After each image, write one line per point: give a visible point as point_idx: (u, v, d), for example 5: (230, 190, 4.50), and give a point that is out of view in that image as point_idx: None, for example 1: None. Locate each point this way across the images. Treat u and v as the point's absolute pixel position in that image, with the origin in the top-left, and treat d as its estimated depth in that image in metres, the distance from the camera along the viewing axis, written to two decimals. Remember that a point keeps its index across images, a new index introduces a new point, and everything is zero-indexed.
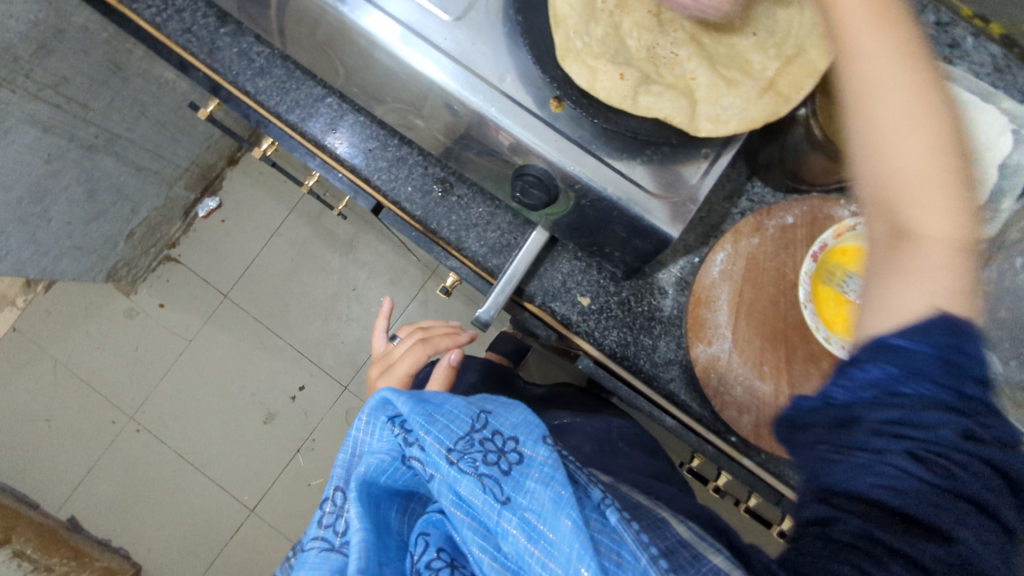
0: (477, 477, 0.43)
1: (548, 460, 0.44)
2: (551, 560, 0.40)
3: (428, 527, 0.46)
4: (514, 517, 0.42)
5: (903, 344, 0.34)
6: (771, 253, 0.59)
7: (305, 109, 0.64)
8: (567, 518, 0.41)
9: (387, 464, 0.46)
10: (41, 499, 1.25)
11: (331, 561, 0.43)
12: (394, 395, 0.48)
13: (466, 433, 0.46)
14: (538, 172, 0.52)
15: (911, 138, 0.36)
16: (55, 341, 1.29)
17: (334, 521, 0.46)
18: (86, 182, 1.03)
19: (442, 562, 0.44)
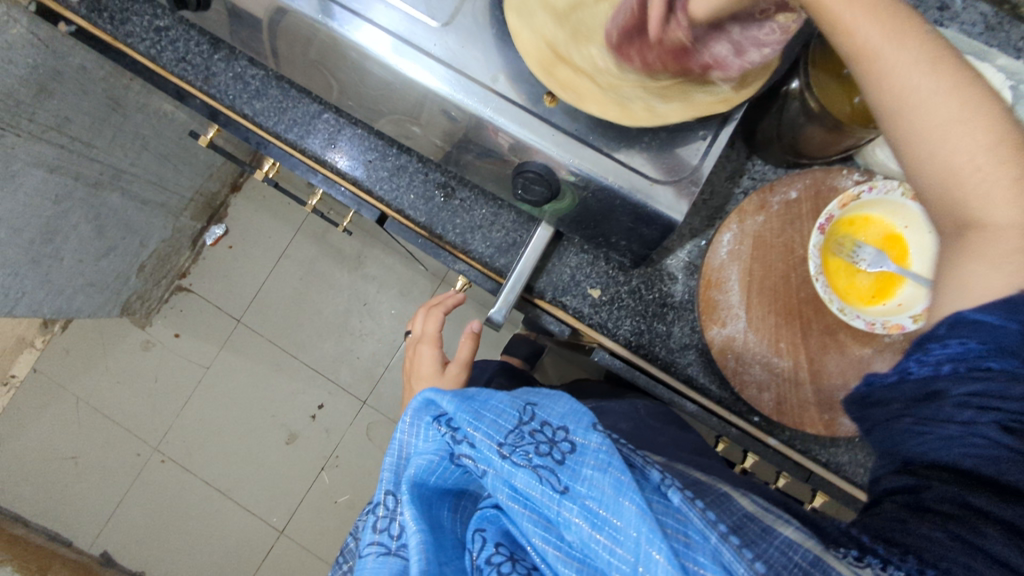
0: (532, 469, 0.44)
1: (601, 445, 0.44)
2: (617, 546, 0.40)
3: (484, 522, 0.47)
4: (575, 505, 0.42)
5: (981, 319, 0.35)
6: (778, 230, 0.59)
7: (303, 127, 0.64)
8: (629, 505, 0.41)
9: (436, 464, 0.48)
10: (73, 536, 1.27)
11: (391, 564, 0.46)
12: (438, 395, 0.49)
13: (515, 426, 0.47)
14: (538, 168, 0.53)
15: (959, 130, 0.37)
16: (76, 379, 1.30)
17: (389, 525, 0.49)
18: (94, 220, 1.04)
19: (502, 556, 0.45)
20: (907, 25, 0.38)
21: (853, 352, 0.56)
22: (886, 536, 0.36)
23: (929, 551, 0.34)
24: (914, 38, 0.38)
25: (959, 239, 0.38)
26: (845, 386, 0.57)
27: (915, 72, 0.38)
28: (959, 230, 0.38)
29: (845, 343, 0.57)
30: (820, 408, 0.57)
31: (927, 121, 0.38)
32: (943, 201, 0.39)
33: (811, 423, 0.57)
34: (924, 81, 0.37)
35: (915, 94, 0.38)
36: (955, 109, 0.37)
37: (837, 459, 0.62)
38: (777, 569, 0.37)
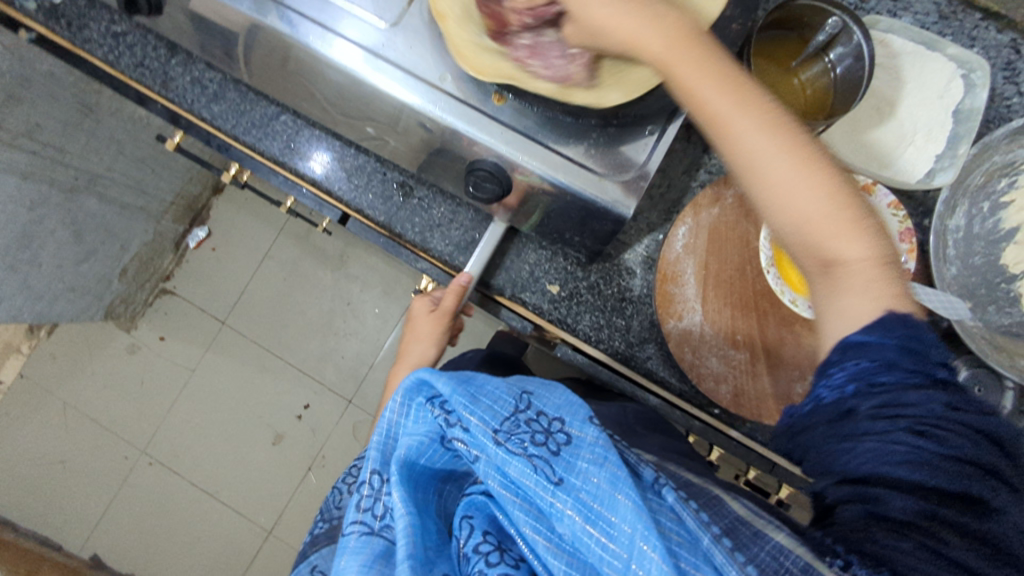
0: (527, 459, 0.42)
1: (597, 439, 0.44)
2: (611, 540, 0.39)
3: (472, 509, 0.46)
4: (569, 497, 0.41)
5: (865, 339, 0.39)
6: (733, 223, 0.59)
7: (261, 129, 0.65)
8: (625, 500, 0.40)
9: (427, 445, 0.46)
10: (63, 539, 1.27)
11: (373, 546, 0.43)
12: (433, 375, 0.46)
13: (511, 414, 0.46)
14: (489, 167, 0.53)
15: (803, 181, 0.42)
16: (62, 384, 1.31)
17: (373, 505, 0.45)
18: (72, 225, 1.05)
19: (489, 545, 0.43)
20: (751, 94, 0.43)
21: (810, 344, 0.57)
22: (855, 549, 0.38)
23: (899, 563, 0.36)
24: (750, 104, 0.43)
25: (824, 276, 0.42)
26: (802, 377, 0.57)
27: (756, 137, 0.43)
28: (822, 269, 0.42)
29: (801, 334, 0.58)
30: (778, 400, 0.57)
31: (774, 173, 0.42)
32: (803, 243, 0.43)
33: (769, 415, 0.57)
34: (764, 142, 0.42)
35: (757, 149, 0.42)
36: (795, 161, 0.42)
37: None
38: (767, 573, 0.37)
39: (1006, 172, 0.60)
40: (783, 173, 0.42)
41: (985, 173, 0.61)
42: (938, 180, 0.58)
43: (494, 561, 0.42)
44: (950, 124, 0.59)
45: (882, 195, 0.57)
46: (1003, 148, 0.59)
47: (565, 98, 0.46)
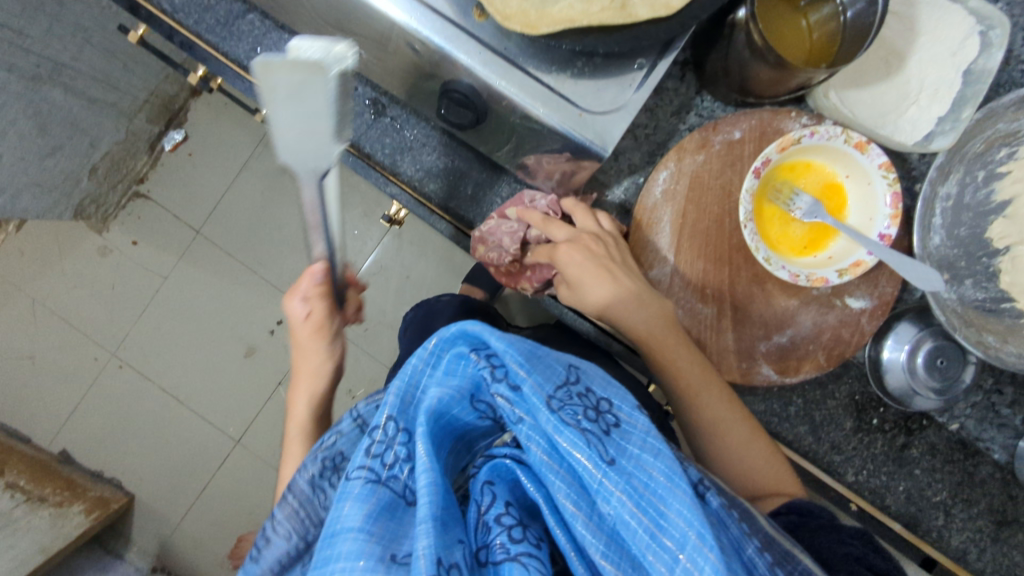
0: (580, 431, 0.40)
1: (648, 428, 0.42)
2: (663, 534, 0.37)
3: (493, 476, 0.44)
4: (620, 478, 0.39)
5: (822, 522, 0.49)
6: (717, 171, 0.56)
7: (226, 29, 0.60)
8: (680, 494, 0.38)
9: (456, 401, 0.43)
10: (32, 433, 1.29)
11: (378, 496, 0.40)
12: (488, 330, 0.43)
13: (562, 384, 0.44)
14: (465, 90, 0.50)
15: (730, 422, 0.56)
16: (32, 281, 1.29)
17: (383, 452, 0.42)
18: (36, 116, 1.00)
19: (511, 518, 0.41)
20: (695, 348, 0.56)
21: (779, 303, 0.57)
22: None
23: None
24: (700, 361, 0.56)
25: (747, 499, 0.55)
26: (767, 336, 0.57)
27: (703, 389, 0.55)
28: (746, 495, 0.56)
29: (772, 293, 0.57)
30: (739, 356, 0.57)
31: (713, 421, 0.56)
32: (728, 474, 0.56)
33: (728, 370, 0.58)
34: (709, 391, 0.55)
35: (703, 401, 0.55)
36: (725, 408, 0.56)
37: (752, 407, 0.62)
38: None
39: (1008, 141, 0.58)
40: (722, 420, 0.56)
41: (987, 140, 0.58)
42: (936, 144, 0.55)
43: (517, 537, 0.40)
44: (958, 85, 0.55)
45: (874, 155, 0.53)
46: (1010, 115, 0.56)
47: (531, 31, 0.44)
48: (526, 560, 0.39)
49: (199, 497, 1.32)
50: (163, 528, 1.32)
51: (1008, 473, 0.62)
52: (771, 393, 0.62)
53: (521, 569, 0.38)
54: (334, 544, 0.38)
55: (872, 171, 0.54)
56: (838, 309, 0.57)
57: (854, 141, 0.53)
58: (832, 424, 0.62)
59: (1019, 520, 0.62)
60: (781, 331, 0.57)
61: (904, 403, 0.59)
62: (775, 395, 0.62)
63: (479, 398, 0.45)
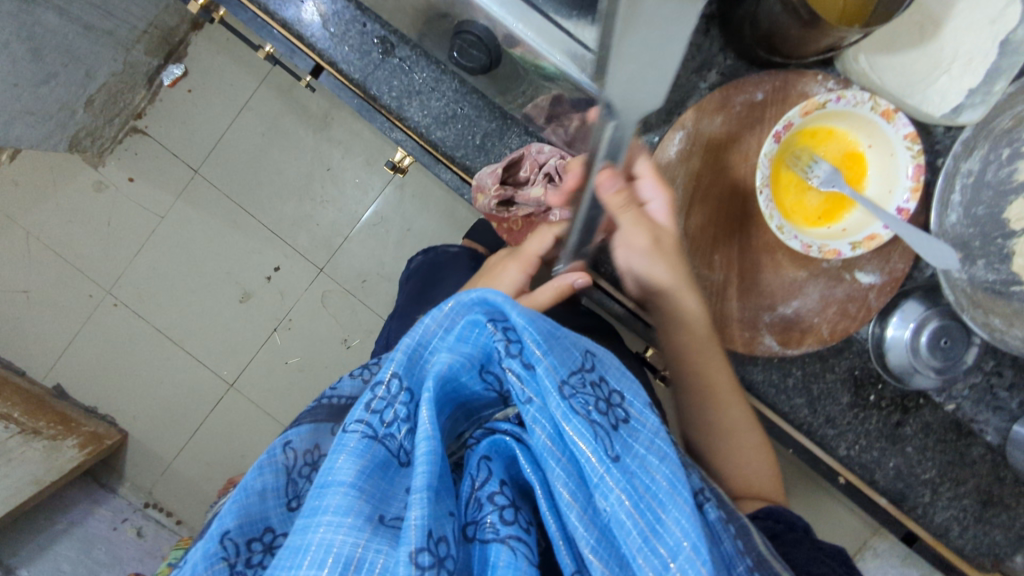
0: (588, 423, 0.39)
1: (657, 430, 0.42)
2: (656, 542, 0.37)
3: (491, 451, 0.43)
4: (622, 477, 0.38)
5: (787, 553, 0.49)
6: (734, 133, 0.54)
7: None
8: (681, 503, 0.38)
9: (465, 369, 0.42)
10: (27, 366, 1.29)
11: (373, 452, 0.39)
12: (508, 303, 0.40)
13: (577, 369, 0.42)
14: (479, 32, 0.48)
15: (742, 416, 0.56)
16: (27, 213, 1.27)
17: (384, 409, 0.41)
18: (29, 41, 0.96)
19: (504, 499, 0.41)
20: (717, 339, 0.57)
21: (787, 273, 0.56)
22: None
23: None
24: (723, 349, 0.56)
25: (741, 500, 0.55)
26: (772, 306, 0.56)
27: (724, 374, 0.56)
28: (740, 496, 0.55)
29: (781, 263, 0.56)
30: (742, 326, 0.57)
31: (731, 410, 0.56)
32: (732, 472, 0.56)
33: (730, 339, 0.57)
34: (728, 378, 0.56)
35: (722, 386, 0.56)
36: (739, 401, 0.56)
37: (751, 376, 0.61)
38: None
39: None
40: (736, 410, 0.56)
41: (1016, 116, 0.56)
42: (964, 119, 0.54)
43: (508, 519, 0.40)
44: (993, 56, 0.52)
45: (900, 125, 0.51)
46: None
47: None
48: (514, 543, 0.39)
49: (192, 438, 1.33)
50: (156, 467, 1.33)
51: (999, 455, 0.62)
52: (770, 363, 0.61)
53: (508, 553, 0.38)
54: (323, 495, 0.37)
55: (896, 142, 0.52)
56: (847, 283, 0.56)
57: (880, 109, 0.51)
58: (829, 398, 0.62)
59: (1004, 501, 0.62)
60: (786, 302, 0.56)
61: (903, 381, 0.59)
62: (774, 365, 0.61)
63: (488, 369, 0.43)
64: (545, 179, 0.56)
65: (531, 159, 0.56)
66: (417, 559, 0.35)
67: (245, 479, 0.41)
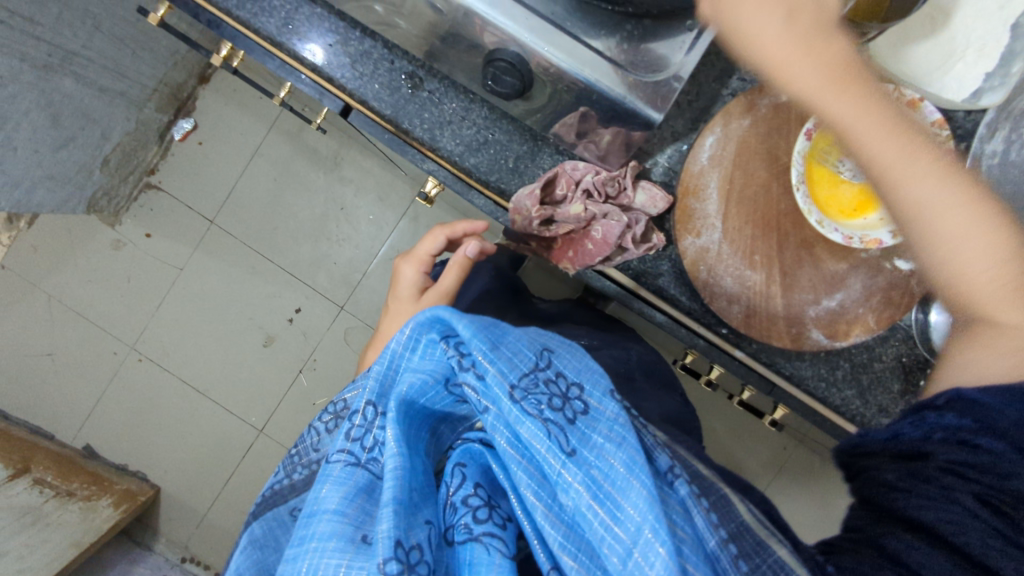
0: (542, 423, 0.42)
1: (615, 417, 0.44)
2: (615, 525, 0.39)
3: (465, 458, 0.46)
4: (579, 470, 0.41)
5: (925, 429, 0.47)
6: (763, 135, 0.55)
7: (256, 3, 0.58)
8: (638, 486, 0.40)
9: (429, 386, 0.45)
10: (55, 430, 1.29)
11: (357, 478, 0.42)
12: (454, 317, 0.43)
13: (531, 371, 0.44)
14: (510, 58, 0.49)
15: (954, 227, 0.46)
16: (47, 277, 1.29)
17: (363, 436, 0.44)
18: (48, 107, 0.98)
19: (479, 499, 0.44)
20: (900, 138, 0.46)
21: (828, 267, 0.56)
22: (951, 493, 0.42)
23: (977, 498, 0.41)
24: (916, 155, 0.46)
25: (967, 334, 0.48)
26: (815, 301, 0.57)
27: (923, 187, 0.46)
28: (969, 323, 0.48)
29: (821, 257, 0.56)
30: (788, 323, 0.57)
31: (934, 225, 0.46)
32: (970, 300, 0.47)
33: (777, 336, 0.58)
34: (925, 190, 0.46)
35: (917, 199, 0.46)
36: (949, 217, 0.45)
37: (799, 372, 0.62)
38: None
39: None
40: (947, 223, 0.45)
41: None
42: (985, 101, 0.55)
43: (481, 518, 0.42)
44: (1006, 39, 0.54)
45: (926, 114, 0.52)
46: None
47: None
48: (487, 540, 0.41)
49: (224, 487, 1.32)
50: (191, 519, 1.32)
51: None
52: (818, 358, 0.62)
53: (483, 550, 0.41)
54: (311, 524, 0.40)
55: None
56: (887, 272, 0.57)
57: (904, 100, 0.52)
58: (880, 387, 0.62)
59: None
60: (829, 295, 0.57)
61: None
62: (822, 360, 0.62)
63: (454, 382, 0.45)
64: (583, 196, 0.57)
65: (567, 176, 0.57)
66: (385, 568, 0.37)
67: (252, 533, 0.46)
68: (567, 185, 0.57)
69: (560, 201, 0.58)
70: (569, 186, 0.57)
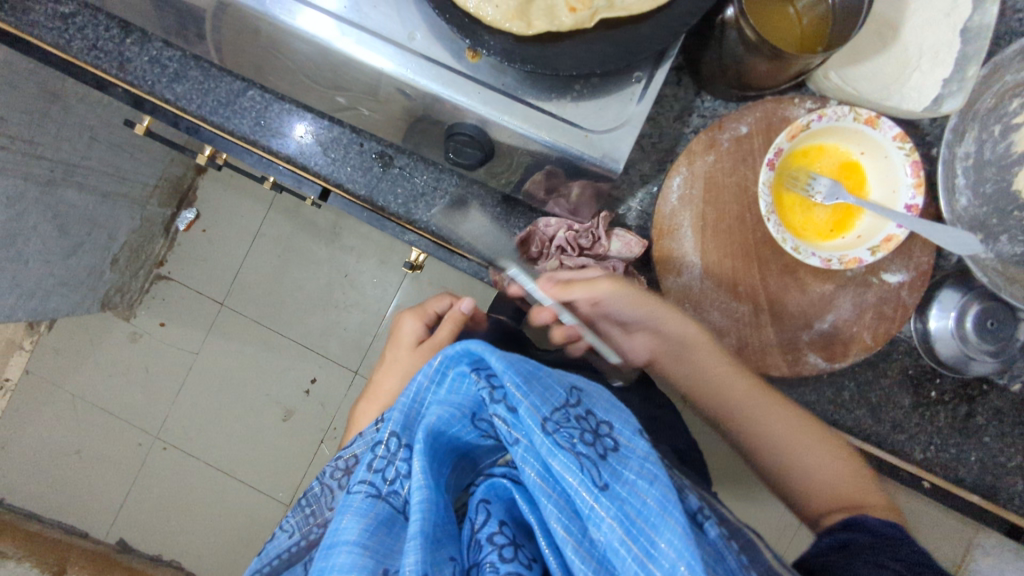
0: (574, 455, 0.37)
1: (648, 454, 0.39)
2: (652, 567, 0.34)
3: (490, 495, 0.42)
4: (612, 505, 0.36)
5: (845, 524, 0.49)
6: (729, 169, 0.56)
7: (228, 107, 0.61)
8: (673, 523, 0.34)
9: (457, 419, 0.41)
10: (89, 528, 1.31)
11: (377, 510, 0.39)
12: (487, 350, 0.40)
13: (561, 406, 0.40)
14: (470, 131, 0.50)
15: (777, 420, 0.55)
16: (70, 377, 1.32)
17: (385, 467, 0.40)
18: (54, 219, 1.03)
19: (505, 538, 0.39)
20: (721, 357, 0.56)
21: (814, 289, 0.56)
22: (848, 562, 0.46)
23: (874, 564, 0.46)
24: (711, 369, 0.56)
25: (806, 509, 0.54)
26: (808, 325, 0.57)
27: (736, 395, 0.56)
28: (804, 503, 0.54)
29: (806, 281, 0.56)
30: (783, 350, 0.57)
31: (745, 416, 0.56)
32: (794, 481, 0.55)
33: (775, 365, 0.57)
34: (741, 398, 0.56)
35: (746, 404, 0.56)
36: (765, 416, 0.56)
37: (806, 399, 0.61)
38: None
39: (1018, 92, 0.58)
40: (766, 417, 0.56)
41: (994, 95, 0.57)
42: (947, 108, 0.54)
43: (507, 557, 0.38)
44: (957, 46, 0.54)
45: (886, 128, 0.52)
46: (1016, 66, 0.57)
47: (526, 30, 0.46)
48: None
49: None
50: None
51: None
52: (823, 381, 0.61)
53: None
54: (329, 556, 0.37)
55: (887, 144, 0.53)
56: (876, 287, 0.57)
57: (863, 117, 0.52)
58: (891, 403, 0.61)
59: None
60: (821, 317, 0.57)
61: (960, 369, 0.59)
62: (826, 383, 0.61)
63: (482, 417, 0.42)
64: (558, 252, 0.60)
65: (540, 233, 0.59)
66: None
67: None
68: (542, 243, 0.60)
69: (535, 258, 0.60)
70: (544, 243, 0.60)
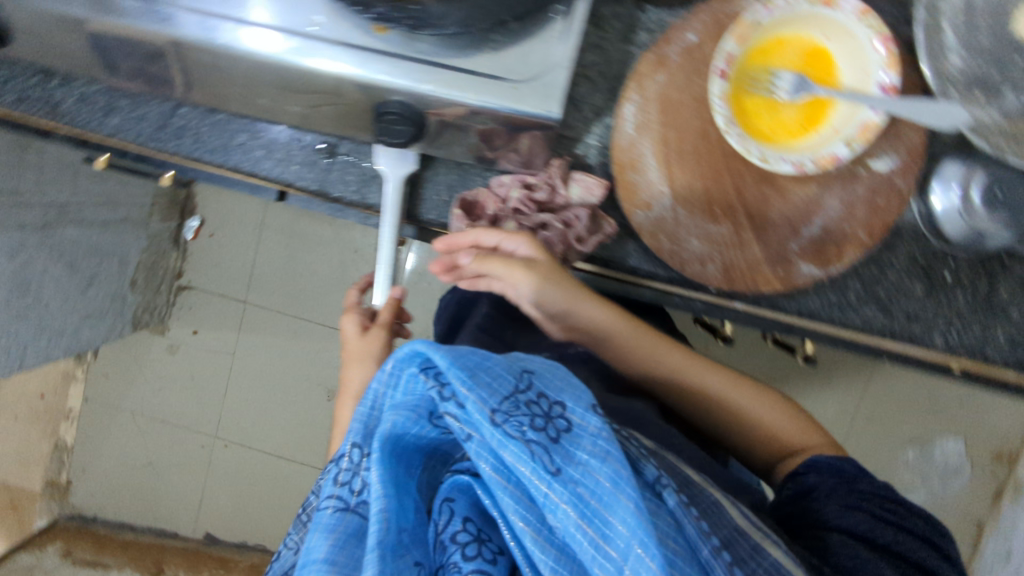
0: (525, 445, 0.38)
1: (601, 430, 0.39)
2: (607, 544, 0.36)
3: (453, 492, 0.43)
4: (565, 489, 0.37)
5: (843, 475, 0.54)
6: (683, 85, 0.52)
7: (164, 129, 0.59)
8: (626, 502, 0.37)
9: (412, 421, 0.42)
10: (177, 527, 1.42)
11: (346, 524, 0.41)
12: (430, 348, 0.40)
13: (510, 395, 0.40)
14: (398, 107, 0.47)
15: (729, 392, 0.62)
16: (125, 397, 1.40)
17: (350, 478, 0.42)
18: (62, 258, 1.06)
19: (468, 534, 0.42)
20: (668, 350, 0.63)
21: (795, 194, 0.53)
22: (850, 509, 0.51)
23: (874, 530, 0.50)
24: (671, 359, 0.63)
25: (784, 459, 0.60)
26: (795, 233, 0.53)
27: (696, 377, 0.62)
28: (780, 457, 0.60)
29: (785, 185, 0.53)
30: (773, 265, 0.54)
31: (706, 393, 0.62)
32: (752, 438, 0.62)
33: (765, 282, 0.54)
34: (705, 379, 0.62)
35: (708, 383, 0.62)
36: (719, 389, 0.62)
37: (809, 306, 0.58)
38: None
39: None
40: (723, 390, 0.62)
41: None
42: None
43: (470, 554, 0.41)
44: None
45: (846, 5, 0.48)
46: None
47: None
48: None
49: None
50: None
51: None
52: (824, 286, 0.58)
53: None
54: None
55: (850, 23, 0.49)
56: (864, 178, 0.53)
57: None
58: (903, 294, 0.57)
59: None
60: (807, 223, 0.53)
61: (971, 247, 0.55)
62: (829, 287, 0.58)
63: (438, 415, 0.42)
64: (515, 212, 0.58)
65: (491, 194, 0.57)
66: None
67: None
68: (495, 203, 0.57)
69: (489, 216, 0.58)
70: (497, 203, 0.57)
